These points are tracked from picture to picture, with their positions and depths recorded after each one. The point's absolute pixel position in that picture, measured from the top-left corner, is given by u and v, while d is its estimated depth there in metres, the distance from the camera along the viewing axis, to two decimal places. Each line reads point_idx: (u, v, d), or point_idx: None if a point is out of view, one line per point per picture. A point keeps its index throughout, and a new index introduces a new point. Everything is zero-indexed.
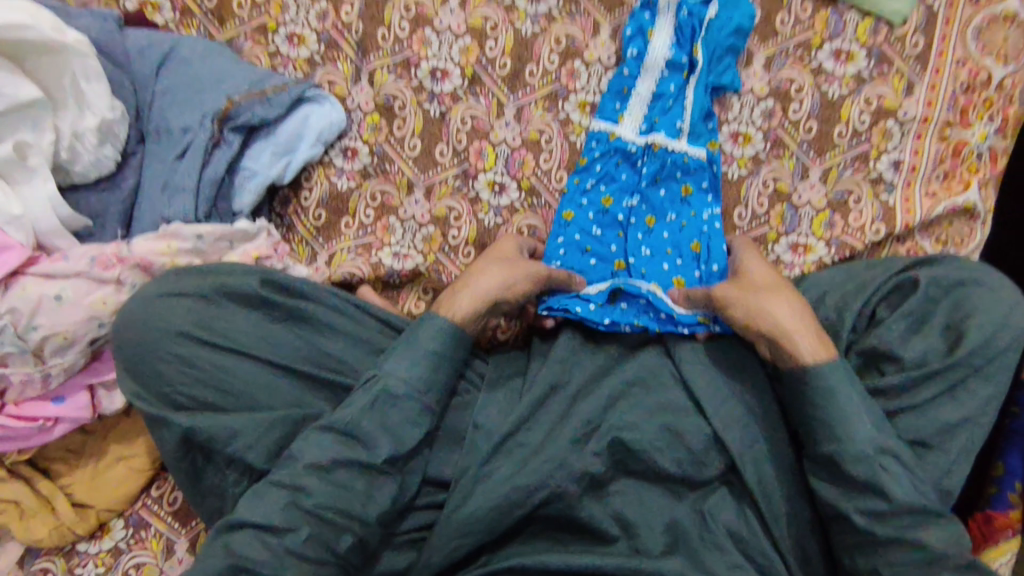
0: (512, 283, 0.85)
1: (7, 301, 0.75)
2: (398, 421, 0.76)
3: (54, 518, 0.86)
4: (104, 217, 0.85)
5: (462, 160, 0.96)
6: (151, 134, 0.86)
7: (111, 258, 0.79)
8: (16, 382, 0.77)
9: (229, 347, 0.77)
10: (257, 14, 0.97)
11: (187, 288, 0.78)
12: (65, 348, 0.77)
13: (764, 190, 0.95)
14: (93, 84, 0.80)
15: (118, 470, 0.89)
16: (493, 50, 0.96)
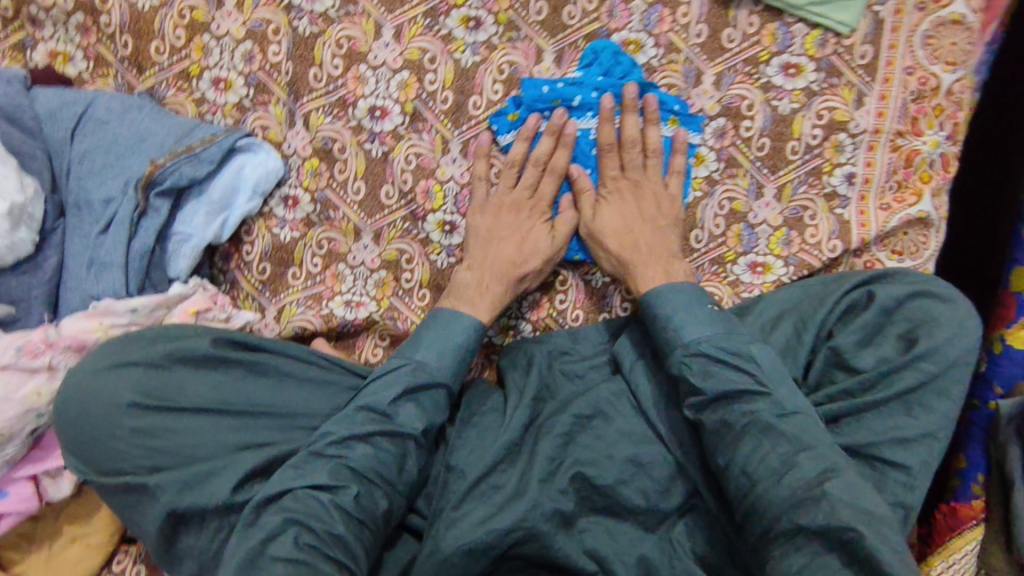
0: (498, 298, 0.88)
1: None
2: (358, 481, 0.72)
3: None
4: (27, 301, 0.79)
5: (410, 202, 0.93)
6: (71, 207, 0.81)
7: (40, 342, 0.75)
8: None
9: (187, 412, 0.75)
10: (177, 60, 0.91)
11: (135, 358, 0.75)
12: (3, 444, 0.73)
13: (720, 212, 0.95)
14: None
15: (75, 550, 0.86)
16: (433, 83, 0.91)
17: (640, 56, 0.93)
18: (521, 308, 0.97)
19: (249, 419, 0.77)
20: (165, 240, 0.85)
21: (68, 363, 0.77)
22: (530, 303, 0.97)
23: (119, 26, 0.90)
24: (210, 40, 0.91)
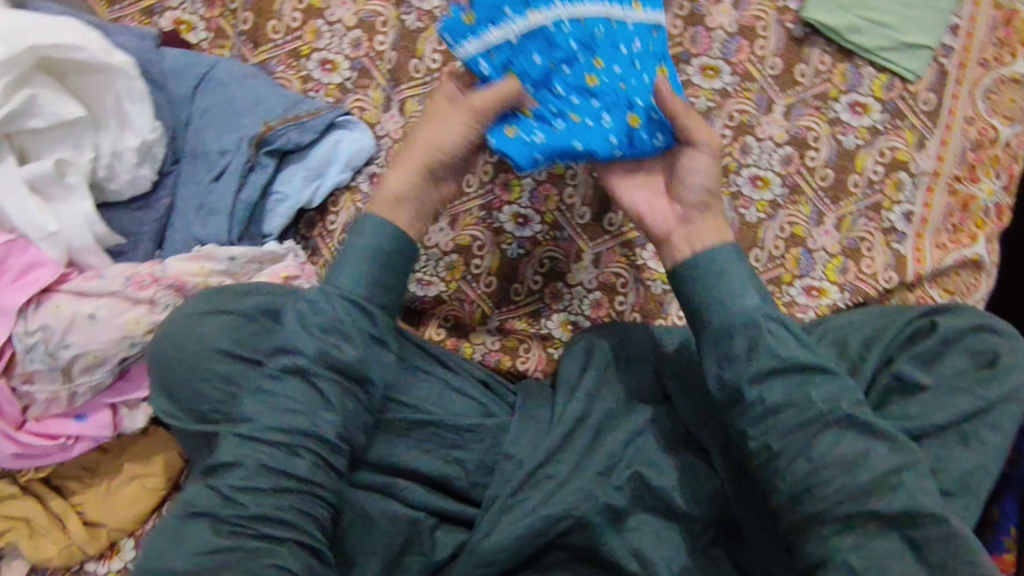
0: (443, 142, 0.82)
1: (40, 317, 0.73)
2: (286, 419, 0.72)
3: (62, 535, 0.87)
4: (138, 236, 0.83)
5: (488, 192, 0.99)
6: (187, 155, 0.86)
7: (146, 275, 0.78)
8: (41, 399, 0.76)
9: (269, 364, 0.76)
10: (291, 40, 0.98)
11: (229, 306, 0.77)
12: (94, 367, 0.75)
13: (780, 234, 0.98)
14: (137, 104, 0.77)
15: (131, 489, 0.88)
16: None
17: (717, 81, 0.99)
18: (580, 305, 1.00)
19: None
20: (264, 197, 0.91)
21: (167, 301, 0.78)
22: (591, 302, 1.00)
23: (243, 4, 0.99)
24: (323, 25, 0.98)
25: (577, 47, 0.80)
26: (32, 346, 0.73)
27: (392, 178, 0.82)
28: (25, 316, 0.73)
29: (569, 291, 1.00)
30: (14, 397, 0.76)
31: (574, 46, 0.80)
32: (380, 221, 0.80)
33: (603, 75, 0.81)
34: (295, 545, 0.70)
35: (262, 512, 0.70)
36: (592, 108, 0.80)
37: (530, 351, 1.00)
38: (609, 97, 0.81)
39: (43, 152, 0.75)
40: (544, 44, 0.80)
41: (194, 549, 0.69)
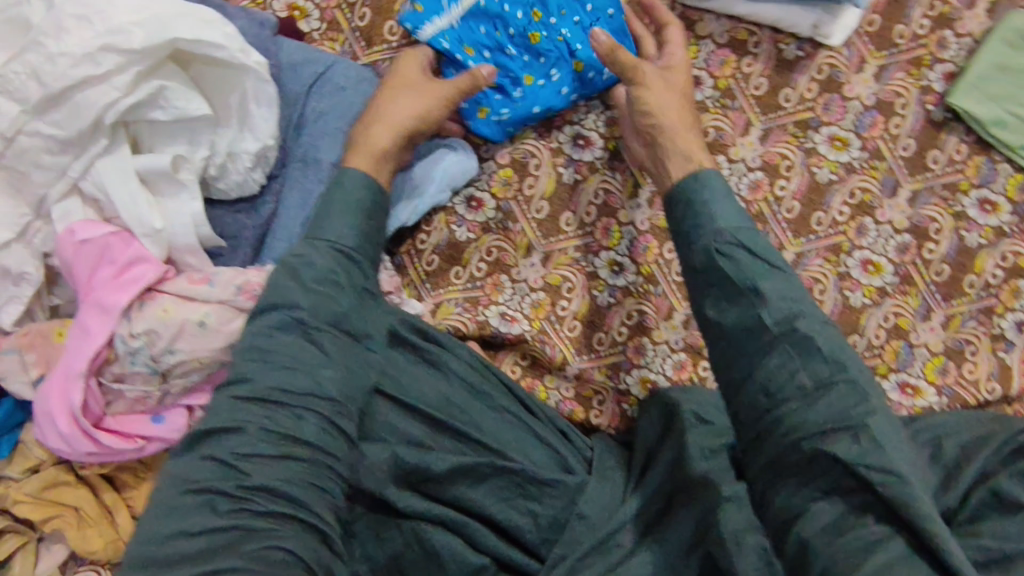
0: (422, 109, 0.83)
1: (146, 320, 0.72)
2: (300, 373, 0.68)
3: (111, 530, 0.86)
4: (239, 239, 0.81)
5: (587, 234, 0.97)
6: (297, 159, 0.84)
7: (252, 284, 0.76)
8: (130, 397, 0.75)
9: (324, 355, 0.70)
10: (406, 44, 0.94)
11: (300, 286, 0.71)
12: (193, 372, 0.74)
13: (884, 324, 0.94)
14: (262, 108, 0.76)
15: None
16: None
17: (843, 154, 0.94)
18: (663, 365, 0.97)
19: (445, 429, 0.84)
20: None
21: None
22: (674, 363, 0.97)
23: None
24: None
25: (525, 21, 0.92)
26: (137, 349, 0.72)
27: (385, 132, 0.81)
28: (131, 314, 0.73)
29: (653, 348, 0.97)
30: (100, 395, 0.74)
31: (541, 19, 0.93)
32: (365, 177, 0.78)
33: (544, 33, 0.92)
34: (306, 523, 0.64)
35: (273, 481, 0.64)
36: (542, 71, 0.93)
37: (605, 403, 0.97)
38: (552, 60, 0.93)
39: (158, 146, 0.74)
40: (511, 20, 0.92)
41: (193, 528, 0.61)
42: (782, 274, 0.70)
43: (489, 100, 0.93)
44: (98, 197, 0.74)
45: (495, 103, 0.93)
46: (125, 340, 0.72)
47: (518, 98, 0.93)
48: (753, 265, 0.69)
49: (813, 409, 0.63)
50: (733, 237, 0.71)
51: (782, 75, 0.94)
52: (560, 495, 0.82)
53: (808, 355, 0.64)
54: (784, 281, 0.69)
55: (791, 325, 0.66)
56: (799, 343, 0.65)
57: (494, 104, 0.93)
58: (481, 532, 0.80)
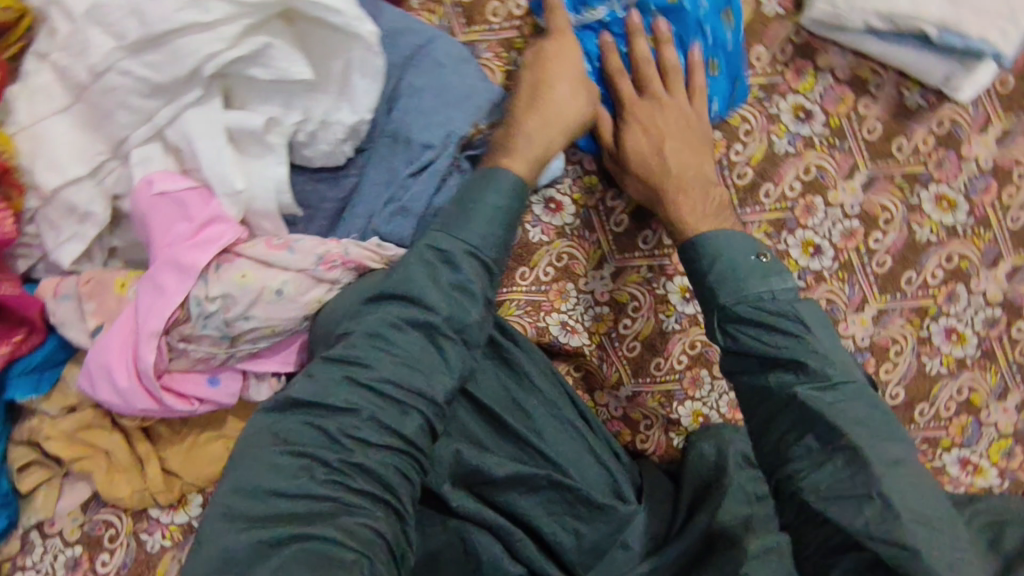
0: (577, 112, 0.80)
1: (223, 283, 0.71)
2: (414, 368, 0.65)
3: (139, 481, 0.85)
4: (316, 209, 0.79)
5: (659, 255, 0.95)
6: (386, 135, 0.79)
7: (331, 262, 0.74)
8: (194, 357, 0.74)
9: (438, 355, 0.67)
10: (509, 27, 0.88)
11: (434, 278, 0.68)
12: (263, 337, 0.74)
13: (957, 396, 0.92)
14: (366, 80, 0.71)
15: (216, 447, 0.87)
16: (739, 154, 0.89)
17: (949, 216, 0.91)
18: (718, 400, 0.96)
19: (508, 433, 0.83)
20: None
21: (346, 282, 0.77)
22: (729, 400, 0.97)
23: None
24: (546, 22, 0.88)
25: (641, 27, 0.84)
26: (210, 313, 0.71)
27: (552, 129, 0.78)
28: (207, 275, 0.71)
29: (711, 383, 0.96)
30: (166, 352, 0.73)
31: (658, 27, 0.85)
32: (517, 183, 0.74)
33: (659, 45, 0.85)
34: (393, 511, 0.63)
35: (373, 462, 0.62)
36: None
37: (651, 429, 0.95)
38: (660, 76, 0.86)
39: (252, 104, 0.71)
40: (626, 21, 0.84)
41: (282, 486, 0.59)
42: (797, 339, 0.71)
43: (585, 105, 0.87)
44: (180, 147, 0.70)
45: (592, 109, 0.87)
46: (200, 302, 0.71)
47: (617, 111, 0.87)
48: (763, 335, 0.72)
49: (818, 475, 0.67)
50: (733, 308, 0.74)
51: (898, 123, 0.90)
52: (607, 520, 0.82)
53: (816, 420, 0.67)
54: (803, 347, 0.70)
55: (791, 387, 0.69)
56: (804, 410, 0.68)
57: None
58: (524, 543, 0.79)
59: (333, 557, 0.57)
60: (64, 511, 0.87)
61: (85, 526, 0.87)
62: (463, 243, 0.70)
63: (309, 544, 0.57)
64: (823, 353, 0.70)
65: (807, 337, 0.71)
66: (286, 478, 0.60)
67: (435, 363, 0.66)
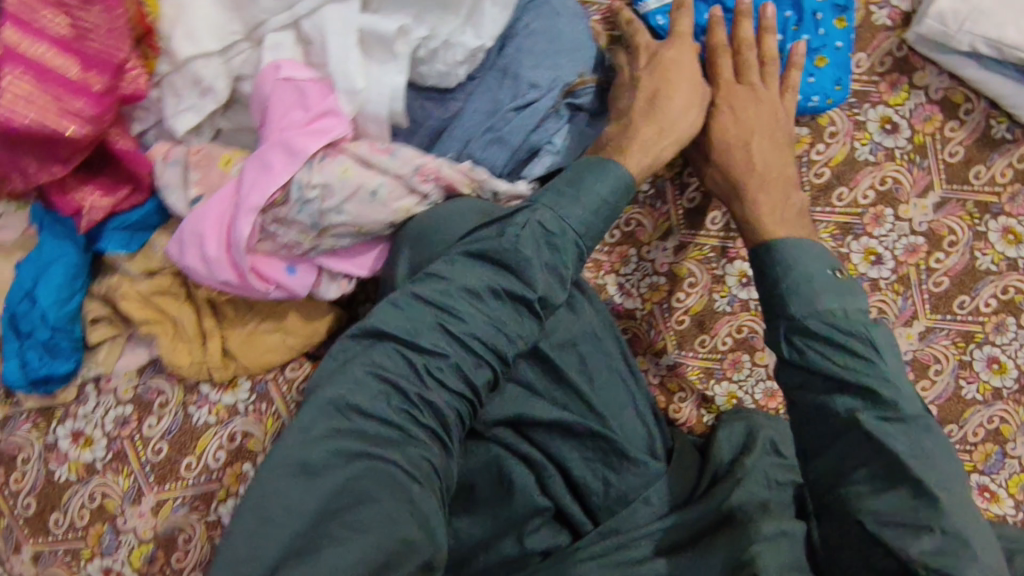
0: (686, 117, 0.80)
1: (325, 174, 0.74)
2: (497, 331, 0.62)
3: (199, 355, 0.89)
4: (420, 125, 0.82)
5: (727, 238, 0.97)
6: (497, 68, 0.82)
7: (426, 177, 0.78)
8: (283, 241, 0.78)
9: (524, 323, 0.64)
10: None
11: (537, 249, 0.65)
12: (349, 234, 0.78)
13: (986, 424, 0.95)
14: (495, 9, 0.76)
15: (274, 338, 0.90)
16: (821, 154, 0.93)
17: (1011, 249, 0.93)
18: (754, 388, 0.98)
19: (569, 386, 0.85)
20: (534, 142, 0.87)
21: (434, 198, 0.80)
22: (765, 389, 0.98)
23: None
24: None
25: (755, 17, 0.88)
26: (309, 199, 0.74)
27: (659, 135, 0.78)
28: (312, 163, 0.75)
29: (750, 368, 0.98)
30: (258, 231, 0.77)
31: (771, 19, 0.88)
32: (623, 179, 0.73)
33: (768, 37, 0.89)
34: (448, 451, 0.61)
35: (442, 405, 0.60)
36: None
37: (686, 400, 0.98)
38: None
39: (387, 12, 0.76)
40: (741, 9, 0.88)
41: (363, 406, 0.57)
42: (873, 366, 0.65)
43: None
44: (312, 39, 0.76)
45: None
46: (301, 188, 0.74)
47: None
48: (834, 355, 0.66)
49: (876, 500, 0.63)
50: (802, 321, 0.68)
51: (980, 150, 0.93)
52: (638, 474, 0.85)
53: (871, 445, 0.63)
54: (877, 377, 0.65)
55: (854, 410, 0.64)
56: (866, 438, 0.63)
57: None
58: (553, 480, 0.85)
59: (397, 485, 0.55)
60: (121, 371, 0.92)
61: (138, 388, 0.92)
62: (570, 224, 0.68)
63: (379, 469, 0.55)
64: (897, 384, 0.65)
65: (883, 366, 0.65)
66: (368, 400, 0.57)
67: (517, 331, 0.63)
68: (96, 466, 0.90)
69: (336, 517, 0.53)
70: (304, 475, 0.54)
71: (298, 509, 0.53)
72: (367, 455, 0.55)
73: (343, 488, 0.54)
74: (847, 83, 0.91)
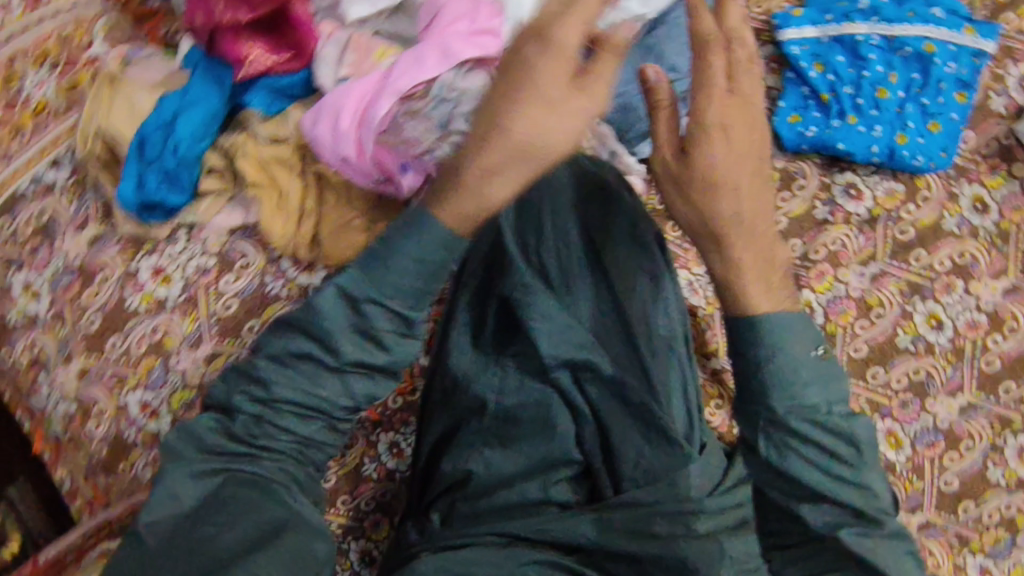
0: (556, 133, 0.62)
1: (467, 82, 0.82)
2: (305, 382, 0.69)
3: (291, 231, 0.92)
4: None
5: (802, 266, 0.99)
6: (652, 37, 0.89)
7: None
8: (407, 135, 0.83)
9: (311, 407, 0.69)
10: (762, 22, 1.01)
11: (340, 330, 0.69)
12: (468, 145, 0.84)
13: (1003, 510, 0.97)
14: None
15: (359, 231, 0.91)
16: (911, 213, 0.99)
17: None
18: None
19: (624, 350, 0.89)
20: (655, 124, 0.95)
21: None
22: None
23: None
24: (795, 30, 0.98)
25: (882, 73, 0.96)
26: (447, 99, 0.83)
27: (534, 122, 0.62)
28: (462, 68, 0.82)
29: None
30: (390, 118, 0.82)
31: (897, 78, 0.96)
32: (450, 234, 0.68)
33: (890, 93, 0.96)
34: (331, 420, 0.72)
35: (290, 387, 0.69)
36: (870, 117, 0.95)
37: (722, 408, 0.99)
38: (884, 116, 0.95)
39: None
40: (871, 63, 0.96)
41: (205, 446, 0.69)
42: (842, 467, 0.78)
43: (805, 114, 0.96)
44: None
45: (810, 118, 0.96)
46: (444, 87, 0.82)
47: (834, 127, 0.95)
48: (811, 452, 0.77)
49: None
50: (785, 417, 0.77)
51: None
52: (672, 455, 0.85)
53: (842, 553, 0.77)
54: (842, 477, 0.78)
55: (823, 486, 0.77)
56: (841, 551, 0.77)
57: (808, 119, 0.96)
58: (588, 437, 0.88)
59: (257, 487, 0.68)
60: (218, 228, 0.95)
61: (226, 246, 0.95)
62: (366, 279, 0.69)
63: (239, 477, 0.68)
64: (862, 486, 0.78)
65: (853, 468, 0.78)
66: (207, 458, 0.68)
67: (336, 364, 0.69)
68: (167, 303, 0.94)
69: (207, 519, 0.65)
70: (172, 504, 0.66)
71: (183, 498, 0.67)
72: (226, 469, 0.68)
73: (210, 500, 0.67)
74: (955, 152, 0.97)
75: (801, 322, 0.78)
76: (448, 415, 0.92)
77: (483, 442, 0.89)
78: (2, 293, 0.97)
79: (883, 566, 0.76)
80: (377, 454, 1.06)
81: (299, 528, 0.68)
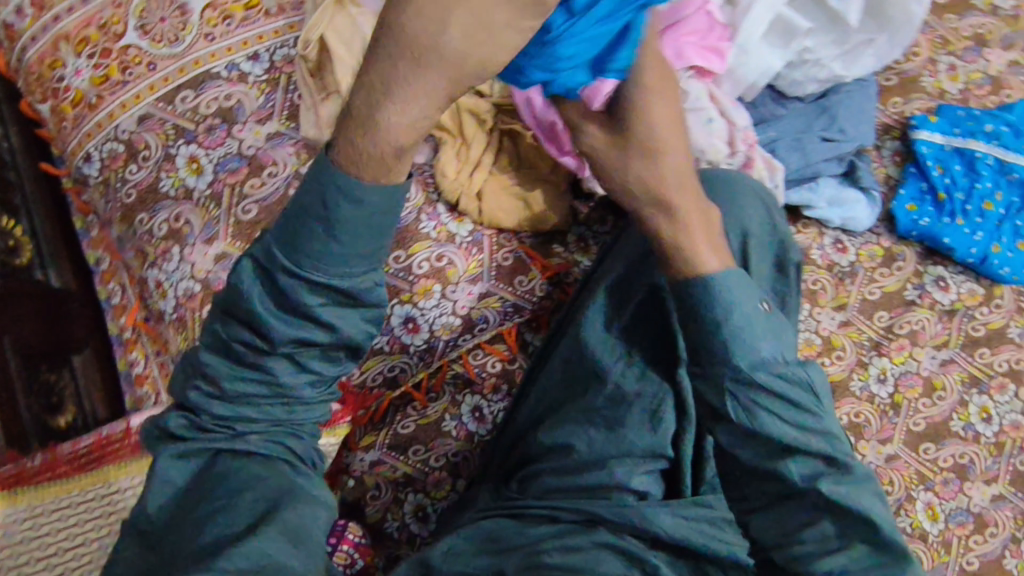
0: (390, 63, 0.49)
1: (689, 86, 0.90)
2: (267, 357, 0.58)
3: (464, 178, 1.00)
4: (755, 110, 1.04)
5: (885, 337, 1.08)
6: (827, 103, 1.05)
7: (746, 143, 0.93)
8: None
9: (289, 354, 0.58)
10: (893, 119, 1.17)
11: (299, 252, 0.55)
12: None
13: None
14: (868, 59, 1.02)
15: (515, 202, 1.01)
16: (984, 315, 1.09)
17: None
18: None
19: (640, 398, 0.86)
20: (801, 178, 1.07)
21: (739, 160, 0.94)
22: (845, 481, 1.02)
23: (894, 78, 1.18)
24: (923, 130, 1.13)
25: (992, 189, 1.10)
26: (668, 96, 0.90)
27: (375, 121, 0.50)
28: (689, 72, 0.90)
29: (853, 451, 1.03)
30: None
31: (1004, 197, 1.10)
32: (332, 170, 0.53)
33: (995, 207, 1.09)
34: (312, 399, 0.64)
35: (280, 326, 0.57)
36: (975, 223, 1.09)
37: None
38: (986, 226, 1.09)
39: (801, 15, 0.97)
40: (985, 177, 1.10)
41: (184, 449, 0.62)
42: (811, 418, 0.68)
43: (922, 207, 1.10)
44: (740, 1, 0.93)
45: (924, 211, 1.10)
46: None
47: (944, 224, 1.09)
48: (782, 409, 0.68)
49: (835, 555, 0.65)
50: (748, 373, 0.68)
51: None
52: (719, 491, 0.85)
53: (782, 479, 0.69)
54: (811, 428, 0.68)
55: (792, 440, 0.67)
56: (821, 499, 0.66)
57: (922, 211, 1.10)
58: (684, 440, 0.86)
59: (260, 476, 0.61)
60: None
61: None
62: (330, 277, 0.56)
63: (228, 461, 0.62)
64: (829, 429, 0.69)
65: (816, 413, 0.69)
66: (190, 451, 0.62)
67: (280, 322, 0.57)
68: None
69: (200, 504, 0.61)
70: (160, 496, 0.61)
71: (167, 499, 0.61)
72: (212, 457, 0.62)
73: (205, 480, 0.62)
74: None
75: (741, 278, 0.72)
76: (554, 389, 0.91)
77: (590, 423, 0.86)
78: (158, 159, 0.97)
79: (866, 514, 0.65)
80: (459, 414, 1.04)
81: (300, 500, 0.61)
